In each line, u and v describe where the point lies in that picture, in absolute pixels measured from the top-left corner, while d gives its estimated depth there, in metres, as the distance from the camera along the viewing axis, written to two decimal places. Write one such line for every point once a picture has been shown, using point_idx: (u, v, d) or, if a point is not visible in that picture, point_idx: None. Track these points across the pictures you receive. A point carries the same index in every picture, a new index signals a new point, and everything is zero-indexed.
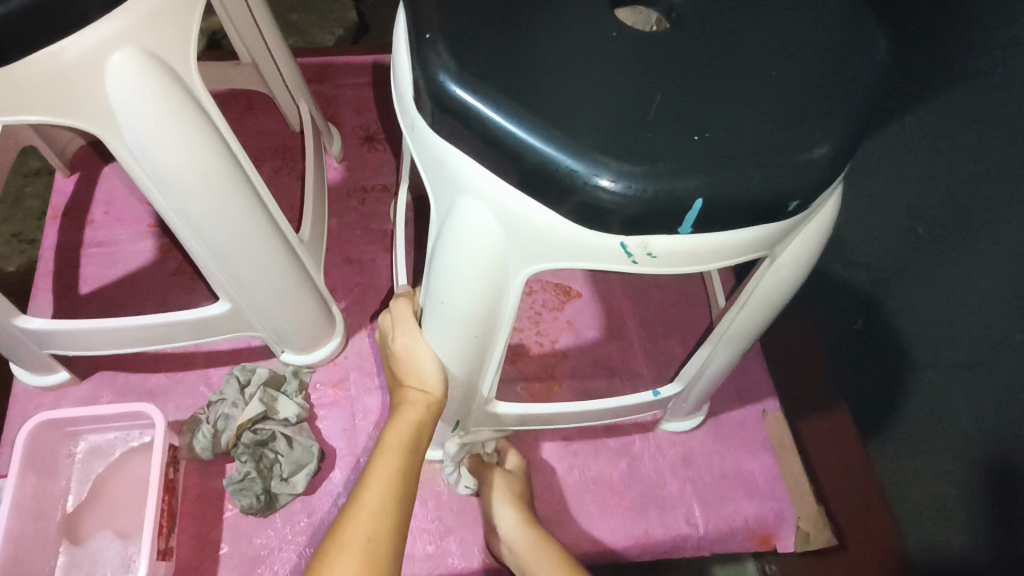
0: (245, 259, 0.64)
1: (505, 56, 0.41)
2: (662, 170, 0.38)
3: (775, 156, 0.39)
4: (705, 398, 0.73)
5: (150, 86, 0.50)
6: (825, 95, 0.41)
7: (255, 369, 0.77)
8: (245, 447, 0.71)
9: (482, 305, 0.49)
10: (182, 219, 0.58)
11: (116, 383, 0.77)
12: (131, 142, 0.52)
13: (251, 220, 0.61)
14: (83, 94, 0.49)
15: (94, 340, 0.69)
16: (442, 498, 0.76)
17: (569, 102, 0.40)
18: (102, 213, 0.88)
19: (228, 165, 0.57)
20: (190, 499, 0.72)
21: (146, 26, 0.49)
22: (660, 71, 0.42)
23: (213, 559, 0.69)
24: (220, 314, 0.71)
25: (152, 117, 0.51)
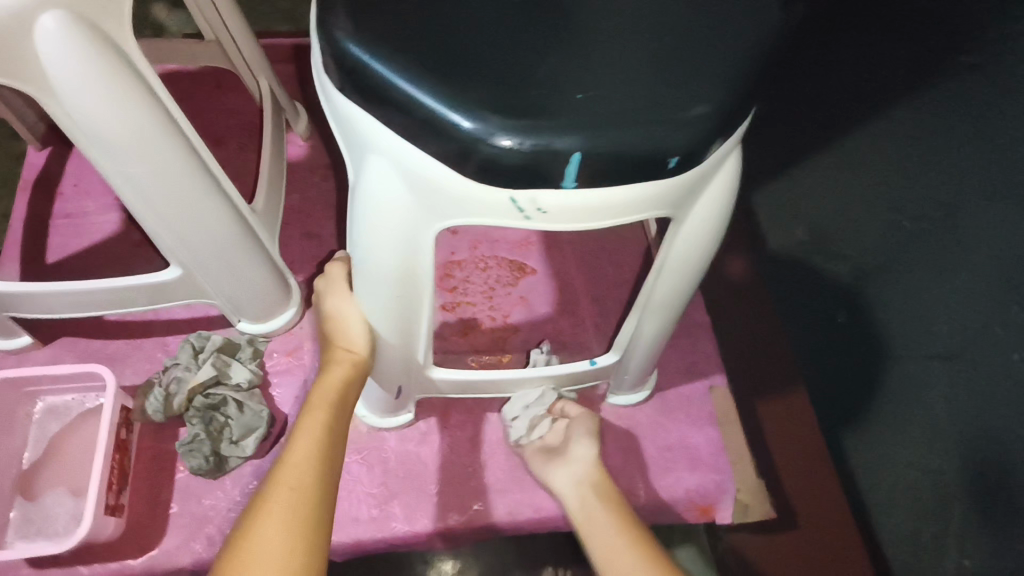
0: (191, 224, 0.64)
1: (400, 14, 0.40)
2: (543, 125, 0.38)
3: (658, 113, 0.38)
4: (646, 369, 0.74)
5: (80, 49, 0.48)
6: (716, 53, 0.40)
7: (210, 336, 0.78)
8: (196, 410, 0.74)
9: (393, 266, 0.48)
10: (121, 184, 0.57)
11: (77, 349, 0.80)
12: (68, 107, 0.50)
13: (195, 186, 0.61)
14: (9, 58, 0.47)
15: (45, 304, 0.70)
16: (389, 465, 0.78)
17: (457, 59, 0.39)
18: (70, 185, 0.90)
19: (168, 131, 0.56)
20: (143, 460, 0.75)
21: None
22: (557, 28, 0.41)
23: (164, 517, 0.73)
24: (172, 281, 0.71)
25: (81, 80, 0.49)
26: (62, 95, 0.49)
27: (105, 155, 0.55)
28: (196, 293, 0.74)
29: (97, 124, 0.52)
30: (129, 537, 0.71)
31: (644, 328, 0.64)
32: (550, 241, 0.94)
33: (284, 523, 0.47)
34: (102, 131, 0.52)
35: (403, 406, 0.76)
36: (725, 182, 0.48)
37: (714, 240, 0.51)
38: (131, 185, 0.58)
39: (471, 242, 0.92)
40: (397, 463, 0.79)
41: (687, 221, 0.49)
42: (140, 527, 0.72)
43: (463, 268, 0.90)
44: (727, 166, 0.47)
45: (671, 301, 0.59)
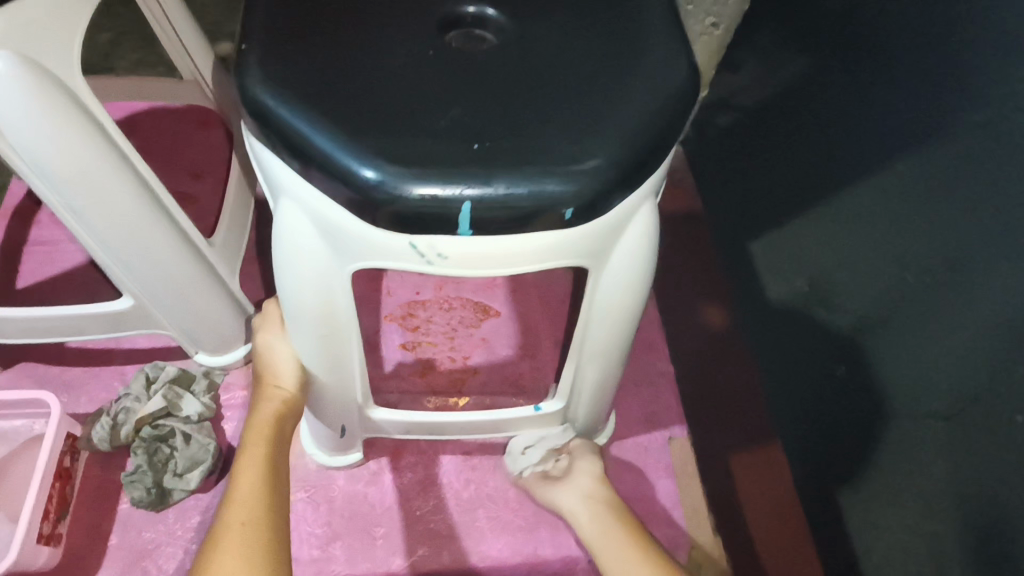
0: (139, 256, 0.65)
1: (312, 65, 0.42)
2: (433, 171, 0.39)
3: (549, 164, 0.39)
4: (595, 418, 0.73)
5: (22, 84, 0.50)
6: (617, 111, 0.42)
7: (164, 368, 0.79)
8: (142, 442, 0.73)
9: (309, 306, 0.49)
10: (67, 214, 0.59)
11: (35, 374, 0.81)
12: (12, 140, 0.53)
13: (142, 219, 0.63)
14: None
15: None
16: (334, 504, 0.77)
17: (358, 107, 0.41)
18: (50, 214, 0.93)
19: (113, 164, 0.58)
20: (88, 489, 0.75)
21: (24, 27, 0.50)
22: (463, 84, 0.42)
23: (102, 548, 0.72)
24: (125, 310, 0.72)
25: (23, 113, 0.51)
26: (6, 127, 0.52)
27: (50, 186, 0.57)
28: (151, 323, 0.75)
29: (40, 154, 0.54)
30: (64, 568, 0.71)
31: (585, 375, 0.63)
32: (515, 284, 0.94)
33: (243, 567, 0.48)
34: (44, 162, 0.54)
35: (351, 445, 0.75)
36: (642, 231, 0.47)
37: (639, 287, 0.51)
38: (76, 215, 0.59)
39: (436, 281, 0.92)
40: (344, 502, 0.78)
41: (607, 269, 0.49)
42: (78, 558, 0.72)
43: (426, 306, 0.91)
44: (641, 213, 0.47)
45: (609, 347, 0.58)
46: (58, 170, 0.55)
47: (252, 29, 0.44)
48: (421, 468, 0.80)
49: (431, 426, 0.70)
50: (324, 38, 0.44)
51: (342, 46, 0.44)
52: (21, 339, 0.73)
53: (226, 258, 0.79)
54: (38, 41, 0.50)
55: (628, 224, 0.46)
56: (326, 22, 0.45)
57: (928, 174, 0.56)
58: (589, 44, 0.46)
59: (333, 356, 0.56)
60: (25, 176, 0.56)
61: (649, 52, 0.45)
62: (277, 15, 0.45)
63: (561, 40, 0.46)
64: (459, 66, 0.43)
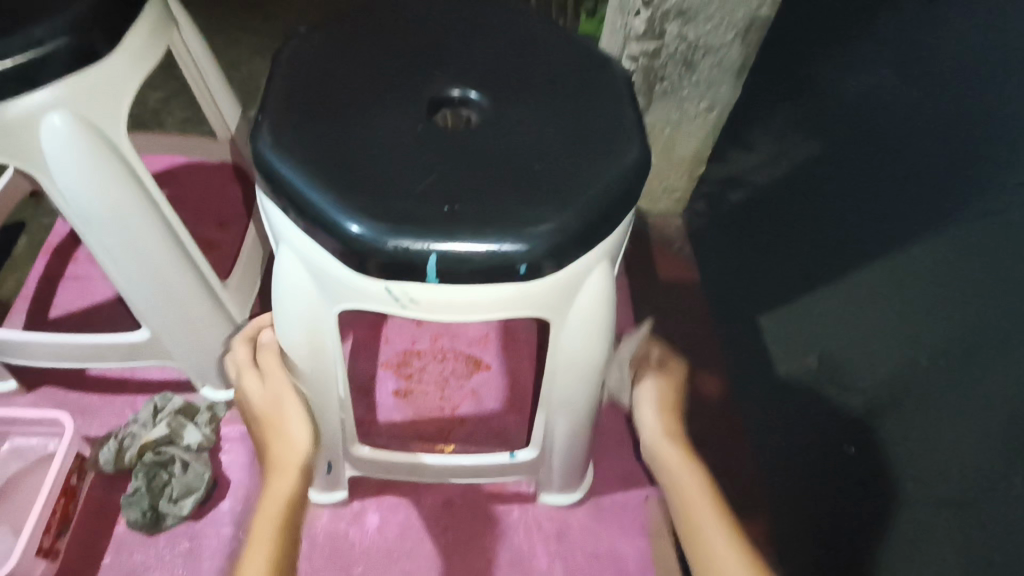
0: (161, 293, 0.72)
1: (316, 133, 0.50)
2: (405, 227, 0.45)
3: (506, 226, 0.45)
4: (569, 469, 0.76)
5: (75, 141, 0.59)
6: (571, 186, 0.48)
7: (171, 399, 0.85)
8: (144, 466, 0.78)
9: (300, 343, 0.55)
10: (101, 252, 0.67)
11: (54, 397, 0.87)
12: (60, 185, 0.61)
13: (165, 259, 0.70)
14: (19, 143, 0.58)
15: (22, 351, 0.78)
16: (316, 541, 0.81)
17: (350, 170, 0.48)
18: (86, 252, 1.01)
19: (144, 210, 0.66)
20: (88, 509, 0.79)
21: (82, 92, 0.59)
22: (442, 155, 0.49)
23: (94, 567, 0.76)
24: (141, 342, 0.78)
25: (73, 166, 0.60)
26: (57, 176, 0.60)
27: (87, 226, 0.64)
28: (164, 354, 0.81)
29: (83, 200, 0.62)
30: None
31: (553, 427, 0.67)
32: (507, 339, 0.99)
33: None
34: (86, 207, 0.63)
35: (336, 484, 0.79)
36: (596, 289, 0.52)
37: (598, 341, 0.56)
38: (108, 253, 0.67)
39: (433, 333, 0.98)
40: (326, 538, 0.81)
41: (564, 322, 0.54)
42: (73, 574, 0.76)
43: (422, 355, 0.96)
44: (594, 274, 0.52)
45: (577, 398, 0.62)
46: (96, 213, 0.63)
47: (271, 102, 0.52)
48: (402, 510, 0.83)
49: (412, 467, 0.74)
50: (330, 112, 0.52)
51: (344, 119, 0.51)
52: (45, 362, 0.80)
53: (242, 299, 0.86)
54: (93, 106, 0.60)
55: (585, 283, 0.52)
56: (333, 99, 0.53)
57: (923, 259, 0.54)
58: (556, 126, 0.53)
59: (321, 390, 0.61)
60: (67, 216, 0.64)
61: (607, 137, 0.52)
62: (293, 92, 0.53)
63: (531, 123, 0.53)
64: (441, 140, 0.50)
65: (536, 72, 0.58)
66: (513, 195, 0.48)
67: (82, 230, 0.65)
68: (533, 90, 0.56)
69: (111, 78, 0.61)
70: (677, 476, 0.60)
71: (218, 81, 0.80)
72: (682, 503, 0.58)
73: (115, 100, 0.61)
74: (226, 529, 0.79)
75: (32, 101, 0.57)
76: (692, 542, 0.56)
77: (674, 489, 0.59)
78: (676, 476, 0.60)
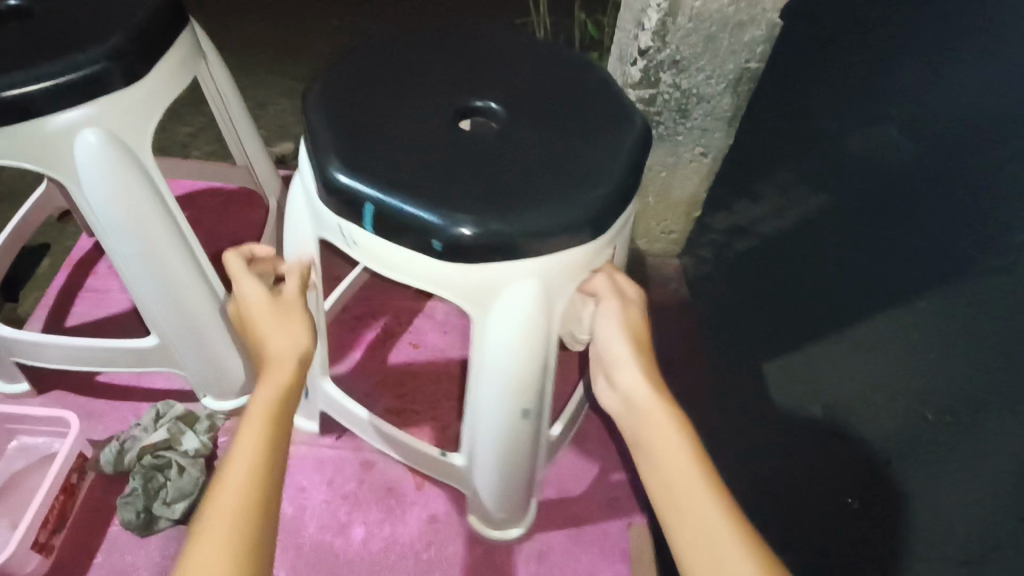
0: (173, 303, 0.77)
1: (346, 107, 0.61)
2: (360, 174, 0.55)
3: (435, 193, 0.54)
4: (497, 497, 0.77)
5: (103, 156, 0.65)
6: (523, 196, 0.55)
7: (173, 407, 0.88)
8: (142, 468, 0.81)
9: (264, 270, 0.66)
10: (119, 260, 0.72)
11: (64, 401, 0.92)
12: (88, 194, 0.67)
13: (179, 271, 0.75)
14: (55, 154, 0.64)
15: (38, 353, 0.83)
16: (302, 550, 0.83)
17: (355, 133, 0.59)
18: (106, 266, 1.07)
19: (162, 224, 0.71)
20: (85, 509, 0.82)
21: (114, 111, 0.65)
22: (431, 155, 0.58)
23: (86, 565, 0.78)
24: (149, 348, 0.83)
25: (100, 179, 0.66)
26: (87, 188, 0.66)
27: (110, 234, 0.70)
28: (171, 362, 0.85)
29: (107, 211, 0.68)
30: None
31: (477, 441, 0.70)
32: None
33: (240, 502, 0.45)
34: (109, 217, 0.68)
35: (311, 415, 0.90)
36: (530, 301, 0.57)
37: (522, 353, 0.60)
38: (126, 262, 0.72)
39: (429, 356, 1.02)
40: (312, 550, 0.82)
41: (496, 326, 0.59)
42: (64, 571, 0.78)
43: (418, 377, 1.00)
44: (531, 284, 0.57)
45: (499, 416, 0.66)
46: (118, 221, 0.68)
47: (331, 77, 0.65)
48: (386, 525, 0.85)
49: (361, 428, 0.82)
50: (359, 104, 0.62)
51: (370, 110, 0.61)
52: (57, 364, 0.84)
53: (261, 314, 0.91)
54: (123, 126, 0.66)
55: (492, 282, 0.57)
56: (360, 102, 0.62)
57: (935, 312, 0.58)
58: (541, 155, 0.59)
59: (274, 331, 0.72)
60: (92, 224, 0.70)
61: (581, 170, 0.58)
62: (330, 92, 0.63)
63: (520, 147, 0.59)
64: (435, 152, 0.58)
65: (527, 107, 0.64)
66: (503, 221, 0.53)
67: (104, 239, 0.71)
68: (523, 122, 0.62)
69: (142, 102, 0.67)
70: (650, 433, 0.54)
71: (243, 116, 0.87)
72: (660, 463, 0.53)
73: (144, 123, 0.68)
74: None
75: (70, 119, 0.63)
76: (675, 508, 0.50)
77: (649, 444, 0.54)
78: (652, 429, 0.54)
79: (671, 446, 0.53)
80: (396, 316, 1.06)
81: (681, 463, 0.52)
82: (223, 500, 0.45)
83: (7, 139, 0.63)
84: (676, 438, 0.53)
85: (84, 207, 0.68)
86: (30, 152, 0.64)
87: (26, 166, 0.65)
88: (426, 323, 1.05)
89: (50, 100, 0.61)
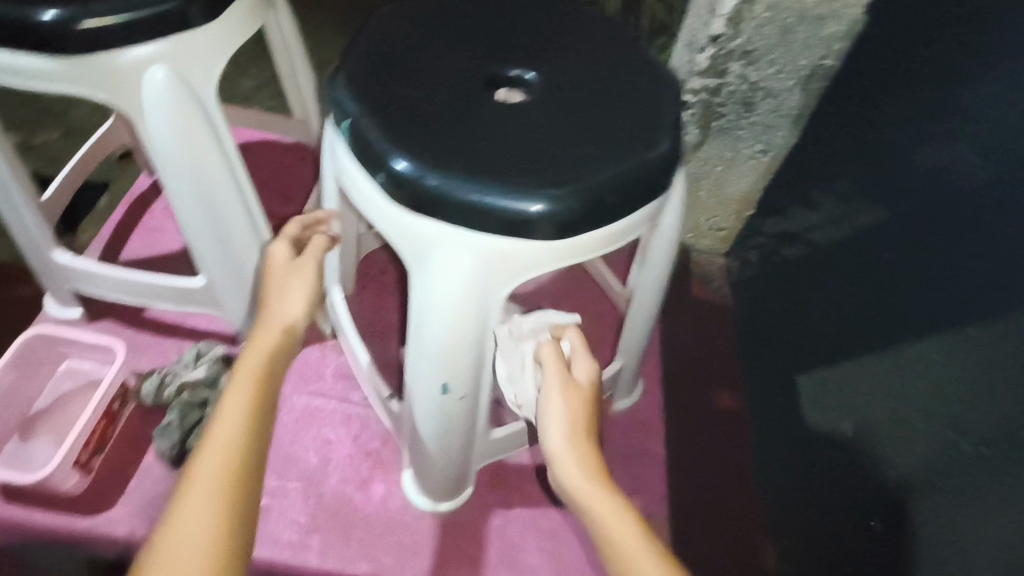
0: (220, 244, 0.79)
1: (395, 41, 0.64)
2: (359, 91, 0.58)
3: (425, 121, 0.56)
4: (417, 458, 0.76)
5: (168, 93, 0.66)
6: (540, 146, 0.55)
7: (213, 347, 0.89)
8: (180, 403, 0.83)
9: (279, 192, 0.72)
10: (174, 198, 0.74)
11: (113, 331, 0.95)
12: (151, 130, 0.68)
13: (227, 213, 0.76)
14: (124, 88, 0.66)
15: (92, 281, 0.86)
16: (322, 500, 0.84)
17: (385, 63, 0.61)
18: (161, 207, 1.10)
19: (215, 165, 0.72)
20: (124, 435, 0.85)
21: (183, 49, 0.66)
22: (462, 97, 0.59)
23: (120, 489, 0.82)
24: (194, 288, 0.85)
25: (163, 115, 0.67)
26: (150, 124, 0.68)
27: (167, 171, 0.71)
28: (214, 304, 0.87)
29: (167, 148, 0.69)
30: (85, 497, 0.81)
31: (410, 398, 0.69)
32: None
33: (218, 482, 0.47)
34: (168, 154, 0.69)
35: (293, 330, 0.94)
36: (462, 278, 0.55)
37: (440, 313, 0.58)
38: (180, 201, 0.74)
39: None
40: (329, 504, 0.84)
41: (427, 291, 0.57)
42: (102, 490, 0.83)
43: None
44: (472, 260, 0.55)
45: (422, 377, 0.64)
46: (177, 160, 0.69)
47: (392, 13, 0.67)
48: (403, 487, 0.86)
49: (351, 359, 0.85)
50: (409, 42, 0.64)
51: (417, 49, 0.63)
52: (109, 295, 0.87)
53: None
54: (189, 65, 0.67)
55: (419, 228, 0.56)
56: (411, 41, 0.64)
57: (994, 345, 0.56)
58: (585, 115, 0.59)
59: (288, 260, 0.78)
60: (152, 160, 0.71)
61: (622, 136, 0.57)
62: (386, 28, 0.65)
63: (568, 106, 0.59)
64: (470, 97, 0.59)
65: (593, 83, 0.62)
66: (538, 188, 0.52)
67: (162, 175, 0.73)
68: (582, 89, 0.61)
69: (210, 43, 0.68)
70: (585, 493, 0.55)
71: (305, 66, 0.88)
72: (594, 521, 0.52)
73: (209, 63, 0.69)
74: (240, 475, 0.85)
75: (141, 54, 0.64)
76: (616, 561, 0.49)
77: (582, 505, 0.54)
78: (583, 491, 0.55)
79: (603, 500, 0.53)
80: None
81: (611, 518, 0.52)
82: (205, 480, 0.47)
83: (80, 70, 0.65)
84: (610, 498, 0.54)
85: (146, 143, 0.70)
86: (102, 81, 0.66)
87: (97, 98, 0.67)
88: None
89: (126, 32, 0.62)
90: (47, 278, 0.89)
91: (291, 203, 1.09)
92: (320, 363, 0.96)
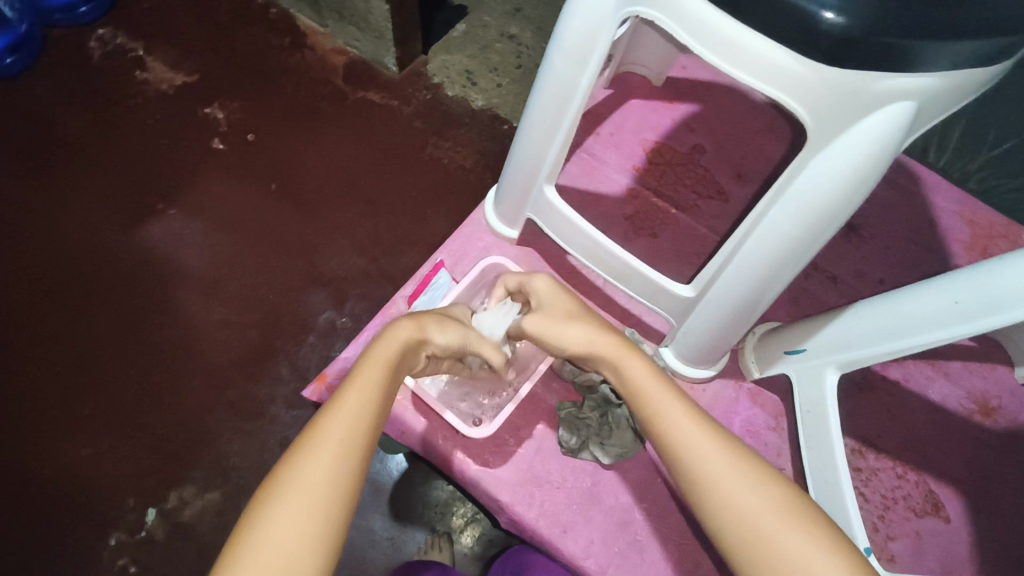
0: (756, 288, 0.64)
1: None
2: None
3: None
4: None
5: (891, 133, 0.49)
6: None
7: (641, 342, 0.86)
8: (599, 397, 0.84)
9: (994, 290, 0.54)
10: (763, 226, 0.58)
11: (535, 267, 0.94)
12: (819, 164, 0.52)
13: (798, 265, 0.60)
14: (832, 104, 0.50)
15: (563, 230, 0.78)
16: (683, 553, 0.81)
17: None
18: (608, 133, 0.98)
19: (848, 218, 0.56)
20: (525, 397, 0.87)
21: (939, 90, 0.48)
22: None
23: (511, 451, 0.84)
24: (668, 290, 0.74)
25: (869, 152, 0.50)
26: (840, 153, 0.51)
27: (785, 206, 0.56)
28: (671, 309, 0.76)
29: (830, 189, 0.52)
30: (484, 445, 0.84)
31: None
32: (983, 502, 0.80)
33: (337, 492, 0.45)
34: (819, 196, 0.53)
35: (718, 359, 0.80)
36: None
37: None
38: (767, 233, 0.59)
39: (900, 440, 0.84)
40: (708, 565, 0.80)
41: None
42: (496, 439, 0.84)
43: (874, 457, 0.83)
44: None
45: None
46: (818, 205, 0.54)
47: None
48: None
49: (827, 459, 0.72)
50: None
51: None
52: (572, 248, 0.79)
53: (794, 329, 0.77)
54: (931, 106, 0.49)
55: None
56: None
57: None
58: None
59: (870, 338, 0.65)
60: (779, 184, 0.56)
61: None
62: None
63: None
64: None
65: None
66: None
67: (773, 196, 0.57)
68: None
69: (957, 91, 0.49)
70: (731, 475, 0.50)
71: None
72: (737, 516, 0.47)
73: (942, 107, 0.50)
74: (619, 491, 0.83)
75: (912, 81, 0.46)
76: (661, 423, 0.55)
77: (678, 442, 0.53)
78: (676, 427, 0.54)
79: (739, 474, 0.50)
80: (879, 367, 0.88)
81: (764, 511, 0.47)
82: (312, 469, 0.46)
83: (797, 71, 0.49)
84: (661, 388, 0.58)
85: (793, 166, 0.54)
86: (826, 82, 0.49)
87: (786, 98, 0.51)
88: (913, 397, 0.86)
89: (875, 54, 0.45)
90: (519, 196, 0.82)
91: (744, 198, 0.95)
92: (732, 405, 0.85)
